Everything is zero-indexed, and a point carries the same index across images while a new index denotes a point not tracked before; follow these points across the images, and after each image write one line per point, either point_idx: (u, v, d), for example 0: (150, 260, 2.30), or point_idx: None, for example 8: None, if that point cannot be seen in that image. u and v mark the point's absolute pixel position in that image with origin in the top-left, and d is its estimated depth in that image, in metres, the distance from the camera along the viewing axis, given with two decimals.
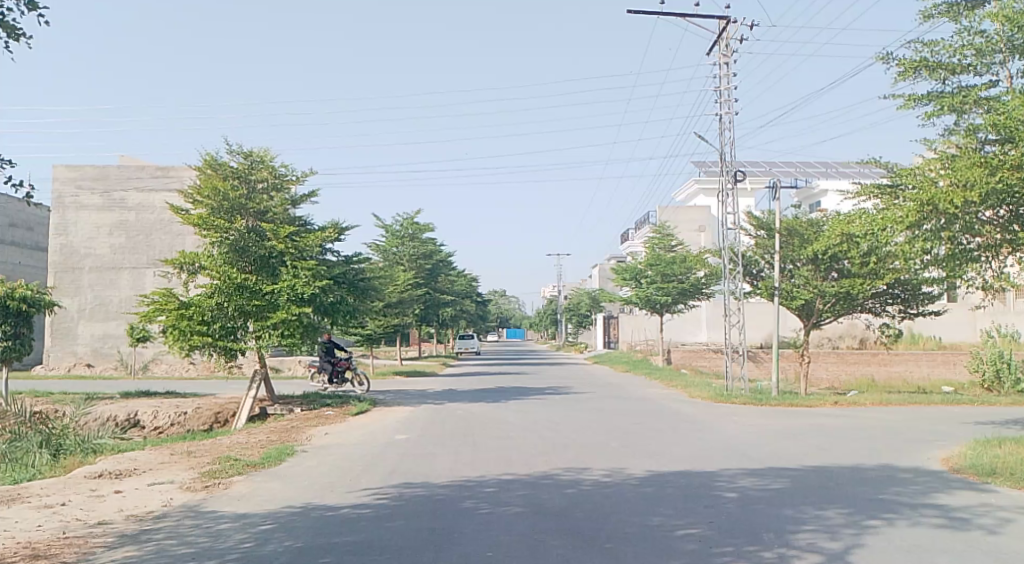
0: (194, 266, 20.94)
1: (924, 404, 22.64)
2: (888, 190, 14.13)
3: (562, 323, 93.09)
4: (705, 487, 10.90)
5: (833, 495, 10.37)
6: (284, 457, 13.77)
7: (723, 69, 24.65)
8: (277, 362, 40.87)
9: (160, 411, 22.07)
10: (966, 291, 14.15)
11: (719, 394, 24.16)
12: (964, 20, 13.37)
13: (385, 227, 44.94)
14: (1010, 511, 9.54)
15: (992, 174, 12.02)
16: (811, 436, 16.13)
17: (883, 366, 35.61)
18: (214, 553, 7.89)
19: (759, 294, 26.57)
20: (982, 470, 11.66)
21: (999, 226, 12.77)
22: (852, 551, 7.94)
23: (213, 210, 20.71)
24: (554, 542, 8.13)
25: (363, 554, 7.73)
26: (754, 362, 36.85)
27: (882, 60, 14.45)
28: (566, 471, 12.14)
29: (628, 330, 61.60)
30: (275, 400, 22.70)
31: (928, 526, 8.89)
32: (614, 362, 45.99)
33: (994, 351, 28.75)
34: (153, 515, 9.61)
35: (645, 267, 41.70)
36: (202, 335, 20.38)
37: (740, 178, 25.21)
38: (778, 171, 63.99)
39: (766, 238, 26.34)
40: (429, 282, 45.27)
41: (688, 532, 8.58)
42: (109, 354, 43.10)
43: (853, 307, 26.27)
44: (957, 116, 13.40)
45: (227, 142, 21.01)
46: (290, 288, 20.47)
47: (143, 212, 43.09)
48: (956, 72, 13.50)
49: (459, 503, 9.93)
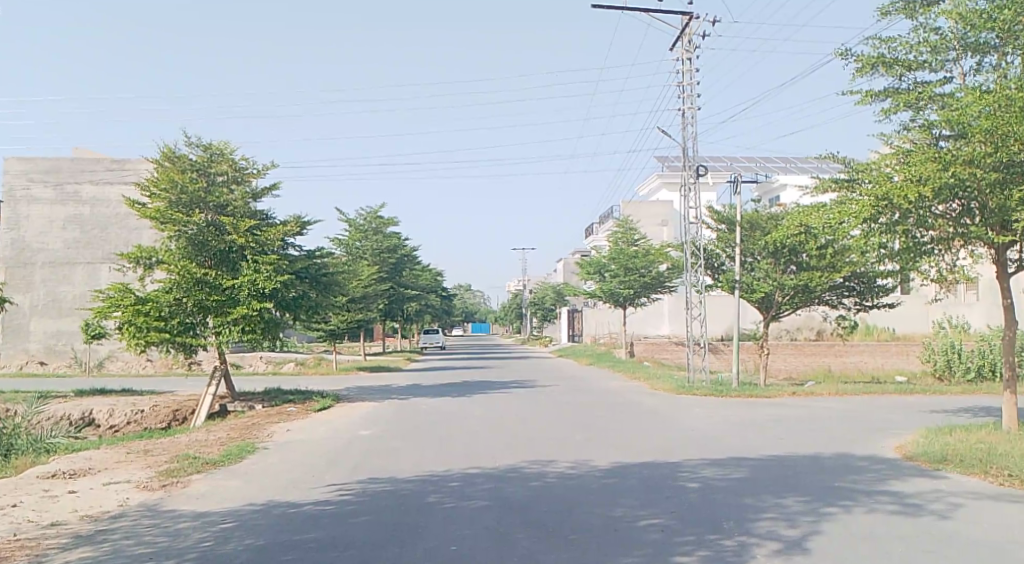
0: (151, 260, 20.69)
1: (878, 394, 23.05)
2: (845, 184, 14.39)
3: (528, 319, 93.18)
4: (667, 477, 11.06)
5: (793, 484, 10.54)
6: (244, 455, 13.69)
7: (686, 64, 24.86)
8: (236, 358, 40.56)
9: (116, 410, 21.78)
10: (921, 283, 14.37)
11: (681, 385, 24.41)
12: (920, 17, 13.64)
13: (348, 221, 44.50)
14: (961, 497, 9.81)
15: (945, 169, 12.28)
16: (776, 427, 16.26)
17: (839, 357, 36.23)
18: (172, 553, 7.86)
19: (720, 287, 26.86)
20: (933, 457, 11.93)
21: (952, 220, 13.05)
22: (810, 538, 8.11)
23: (171, 204, 20.40)
24: (519, 535, 8.21)
25: (327, 551, 7.74)
26: (715, 353, 37.50)
27: (841, 56, 14.67)
28: (532, 464, 12.25)
29: (593, 324, 62.00)
30: (235, 396, 22.53)
31: (883, 512, 9.11)
32: (578, 355, 46.21)
33: (945, 341, 29.38)
34: (108, 516, 9.52)
35: (609, 261, 41.82)
36: (159, 331, 20.15)
37: (701, 173, 25.41)
38: (739, 167, 64.47)
39: (727, 232, 26.62)
40: (393, 276, 45.14)
41: (651, 522, 8.69)
42: (63, 351, 42.39)
43: (811, 299, 26.57)
44: (913, 113, 13.71)
45: (185, 134, 20.80)
46: (251, 282, 20.29)
47: (97, 206, 42.37)
48: (912, 68, 13.78)
49: (425, 497, 9.97)
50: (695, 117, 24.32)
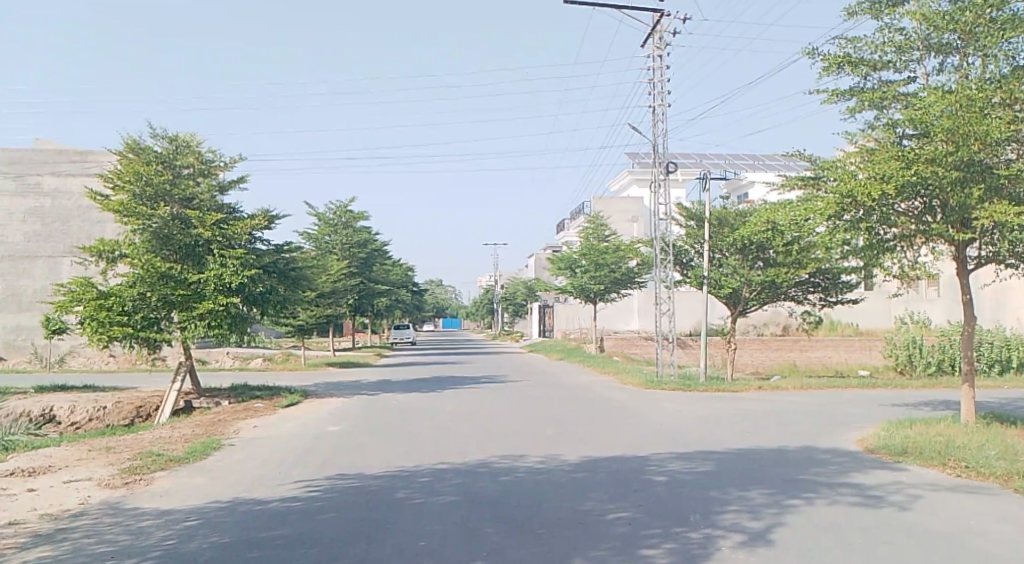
0: (114, 253, 20.50)
1: (841, 388, 23.41)
2: (810, 182, 14.62)
3: (499, 314, 93.20)
4: (635, 471, 11.20)
5: (758, 477, 10.72)
6: (209, 452, 13.64)
7: (656, 61, 25.04)
8: (202, 353, 40.23)
9: (77, 407, 21.55)
10: (884, 280, 14.62)
11: (649, 380, 24.62)
12: (886, 17, 13.88)
13: (318, 215, 44.27)
14: (920, 488, 10.04)
15: (907, 168, 12.53)
16: (742, 421, 16.49)
17: (804, 352, 36.70)
18: (134, 551, 7.86)
19: (689, 283, 27.11)
20: (894, 449, 12.18)
21: (914, 217, 13.32)
22: (773, 529, 8.27)
23: (135, 196, 20.21)
24: (487, 530, 8.30)
25: (294, 548, 7.77)
26: (683, 348, 37.86)
27: (808, 55, 14.88)
28: (502, 458, 12.33)
29: (564, 319, 62.22)
30: (200, 393, 22.38)
31: (845, 504, 9.31)
32: (549, 350, 46.36)
33: (907, 336, 29.88)
34: (69, 514, 9.47)
35: (579, 257, 42.02)
36: (122, 326, 19.98)
37: (671, 170, 25.61)
38: (708, 163, 64.97)
39: (695, 228, 26.88)
40: (362, 271, 44.99)
41: (618, 515, 8.81)
42: (23, 346, 41.78)
43: (777, 295, 26.90)
44: (878, 112, 13.94)
45: (151, 126, 20.61)
46: (217, 277, 20.15)
47: (59, 198, 41.83)
48: (877, 68, 14.02)
49: (393, 493, 10.02)
50: (665, 114, 24.52)
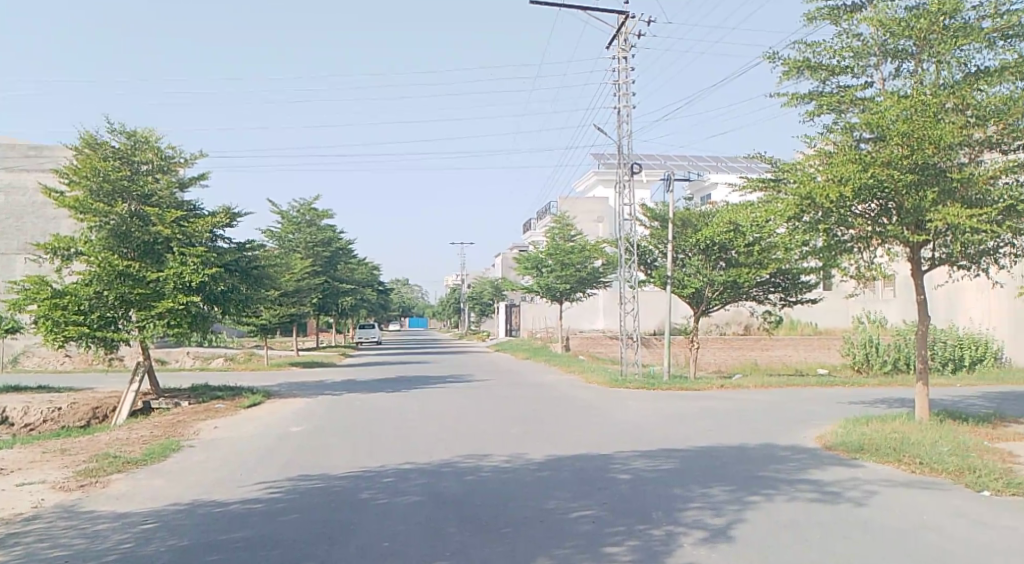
0: (69, 251, 20.24)
1: (800, 386, 23.80)
2: (770, 183, 14.88)
3: (465, 314, 93.12)
4: (599, 469, 11.34)
5: (719, 475, 10.91)
6: (167, 454, 13.55)
7: (622, 63, 25.27)
8: (162, 353, 39.77)
9: (31, 408, 21.25)
10: (842, 281, 14.92)
11: (614, 379, 24.84)
12: (844, 23, 14.17)
13: (282, 214, 43.97)
14: (876, 484, 10.30)
15: (864, 170, 12.81)
16: (704, 419, 16.72)
17: (764, 351, 37.21)
18: (91, 555, 7.83)
19: (653, 282, 27.37)
20: (851, 446, 12.44)
21: (870, 219, 13.62)
22: (734, 526, 8.45)
23: (92, 192, 19.97)
24: (451, 529, 8.38)
25: (255, 550, 7.79)
26: (647, 346, 38.21)
27: (769, 59, 15.14)
28: (467, 458, 12.41)
29: (529, 318, 62.37)
30: (159, 393, 22.17)
31: (803, 500, 9.52)
32: (514, 350, 46.49)
33: (864, 335, 30.43)
34: (22, 518, 9.39)
35: (545, 256, 42.19)
36: (77, 325, 19.78)
37: (635, 171, 25.85)
38: (672, 164, 65.56)
39: (659, 228, 27.14)
40: (326, 270, 44.76)
41: (582, 514, 8.94)
42: None
43: (739, 295, 27.27)
44: (836, 116, 14.23)
45: (108, 121, 20.37)
46: (177, 275, 19.94)
47: (13, 194, 41.11)
48: (835, 73, 14.30)
49: (357, 493, 10.06)
50: (630, 115, 24.75)
